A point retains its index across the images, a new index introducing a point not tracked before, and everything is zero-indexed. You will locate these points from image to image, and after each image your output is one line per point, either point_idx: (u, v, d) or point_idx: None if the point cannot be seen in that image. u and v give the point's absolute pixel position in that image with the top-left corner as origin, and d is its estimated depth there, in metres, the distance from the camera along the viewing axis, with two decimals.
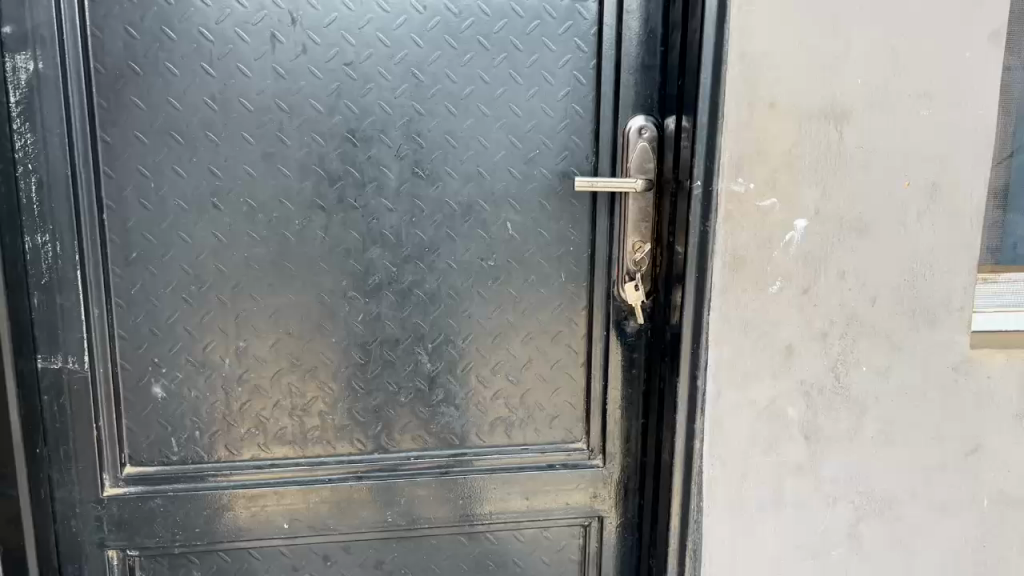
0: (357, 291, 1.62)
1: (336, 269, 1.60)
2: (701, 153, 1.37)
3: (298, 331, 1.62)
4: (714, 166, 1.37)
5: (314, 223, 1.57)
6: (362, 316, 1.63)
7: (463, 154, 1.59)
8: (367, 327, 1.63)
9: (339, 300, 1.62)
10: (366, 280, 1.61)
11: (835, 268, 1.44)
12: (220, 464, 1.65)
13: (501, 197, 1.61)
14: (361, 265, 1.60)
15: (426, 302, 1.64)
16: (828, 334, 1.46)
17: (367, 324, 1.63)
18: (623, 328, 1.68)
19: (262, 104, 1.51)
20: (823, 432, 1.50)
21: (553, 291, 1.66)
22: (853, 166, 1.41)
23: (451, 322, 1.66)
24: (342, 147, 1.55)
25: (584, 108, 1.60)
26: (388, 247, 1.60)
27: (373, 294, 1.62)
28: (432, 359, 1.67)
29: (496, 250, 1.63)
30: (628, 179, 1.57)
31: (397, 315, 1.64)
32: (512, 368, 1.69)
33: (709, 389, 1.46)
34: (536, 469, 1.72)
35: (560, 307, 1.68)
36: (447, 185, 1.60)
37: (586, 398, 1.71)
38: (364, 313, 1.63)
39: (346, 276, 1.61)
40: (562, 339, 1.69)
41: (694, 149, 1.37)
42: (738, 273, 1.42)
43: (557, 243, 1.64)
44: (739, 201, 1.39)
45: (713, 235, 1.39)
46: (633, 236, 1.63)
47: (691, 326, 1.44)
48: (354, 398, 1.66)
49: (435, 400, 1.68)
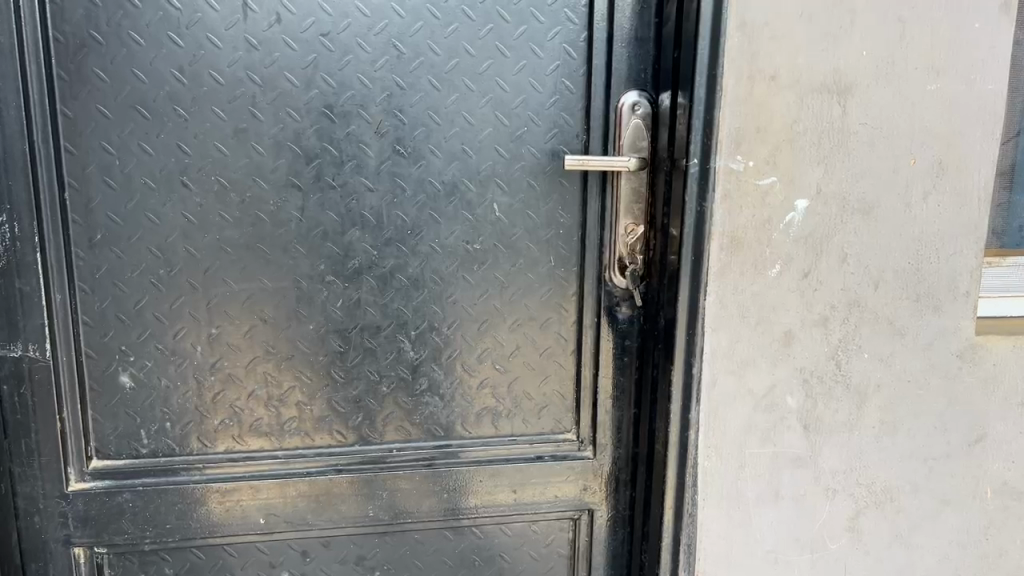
0: (337, 275, 1.54)
1: (314, 253, 1.52)
2: (698, 129, 1.30)
3: (274, 317, 1.54)
4: (712, 143, 1.30)
5: (290, 203, 1.49)
6: (342, 302, 1.55)
7: (448, 131, 1.51)
8: (347, 313, 1.56)
9: (317, 285, 1.54)
10: (346, 265, 1.54)
11: (836, 250, 1.38)
12: (193, 457, 1.57)
13: (487, 177, 1.54)
14: (340, 248, 1.53)
15: (408, 288, 1.57)
16: (829, 320, 1.40)
17: (347, 310, 1.56)
18: (615, 315, 1.61)
19: (234, 77, 1.43)
20: (823, 422, 1.44)
21: (541, 276, 1.59)
22: (856, 144, 1.34)
23: (435, 308, 1.58)
24: (319, 123, 1.47)
25: (575, 83, 1.52)
26: (368, 230, 1.53)
27: (352, 279, 1.55)
28: (415, 347, 1.59)
29: (482, 232, 1.56)
30: (621, 158, 1.50)
31: (379, 301, 1.56)
32: (499, 356, 1.62)
33: (705, 376, 1.39)
34: (524, 461, 1.65)
35: (549, 292, 1.60)
36: (431, 163, 1.52)
37: (576, 387, 1.64)
38: (344, 299, 1.55)
39: (325, 260, 1.53)
40: (551, 326, 1.62)
41: (692, 124, 1.30)
42: (736, 256, 1.36)
43: (546, 225, 1.57)
44: (738, 179, 1.33)
45: (710, 215, 1.33)
46: (626, 218, 1.56)
47: (686, 311, 1.37)
48: (334, 388, 1.59)
49: (419, 390, 1.61)
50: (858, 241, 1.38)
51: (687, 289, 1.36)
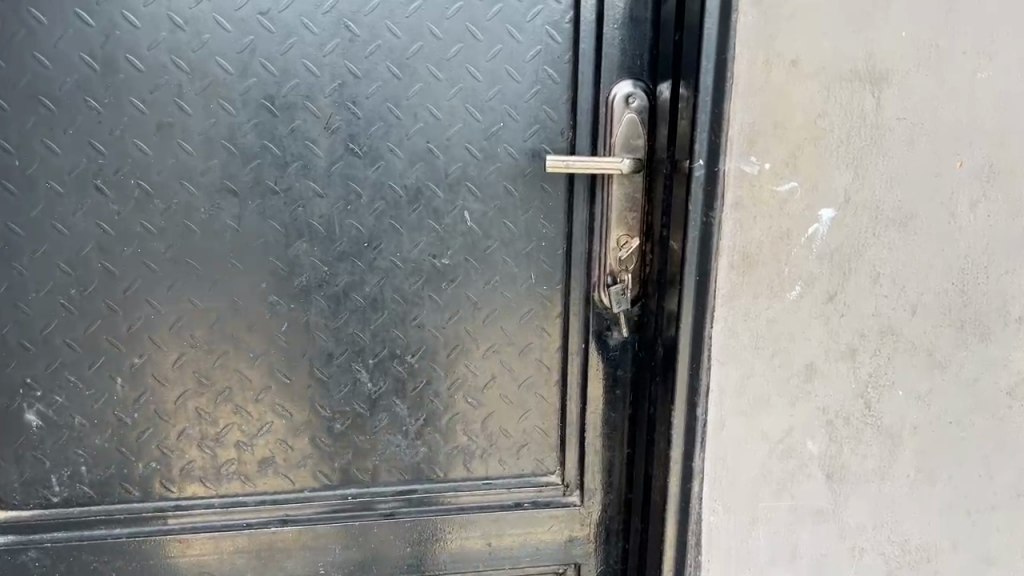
0: (281, 293, 1.32)
1: (254, 268, 1.31)
2: (704, 123, 1.08)
3: (208, 344, 1.32)
4: (720, 142, 1.08)
5: (224, 211, 1.28)
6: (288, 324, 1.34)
7: (410, 127, 1.29)
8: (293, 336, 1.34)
9: (259, 306, 1.32)
10: (292, 281, 1.32)
11: (868, 268, 1.16)
12: (112, 507, 1.35)
13: (457, 181, 1.32)
14: (285, 262, 1.31)
15: (365, 310, 1.35)
16: (857, 351, 1.19)
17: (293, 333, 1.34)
18: (605, 340, 1.39)
19: (155, 62, 1.21)
20: (849, 470, 1.23)
21: (520, 295, 1.38)
22: (892, 143, 1.14)
23: (397, 332, 1.37)
24: (259, 117, 1.25)
25: (558, 72, 1.30)
26: (317, 241, 1.31)
27: (299, 298, 1.33)
28: (373, 378, 1.38)
29: (451, 244, 1.34)
30: (613, 159, 1.28)
31: (330, 324, 1.35)
32: (471, 387, 1.40)
33: (711, 418, 1.18)
34: (499, 509, 1.43)
35: (529, 314, 1.39)
36: (390, 164, 1.30)
37: (561, 423, 1.43)
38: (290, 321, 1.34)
39: (268, 275, 1.31)
40: (531, 354, 1.40)
41: (696, 119, 1.08)
42: (748, 277, 1.14)
43: (525, 236, 1.35)
44: (751, 185, 1.11)
45: (718, 228, 1.11)
46: (619, 228, 1.34)
47: (690, 340, 1.16)
48: (279, 426, 1.37)
49: (378, 427, 1.39)
50: (894, 258, 1.17)
51: (692, 315, 1.14)
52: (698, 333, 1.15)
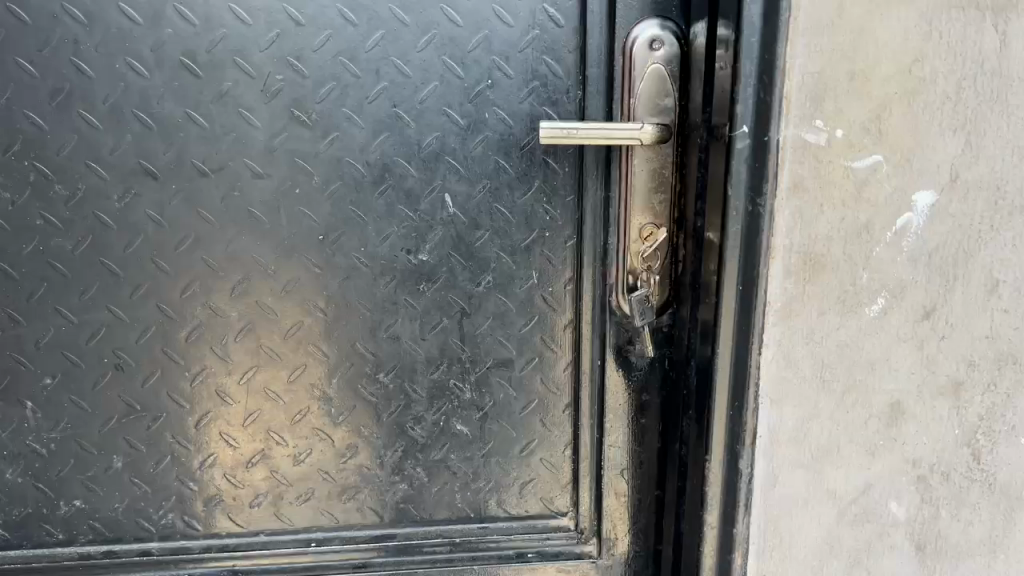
0: (220, 298, 1.07)
1: (186, 267, 1.06)
2: (751, 74, 0.77)
3: (133, 362, 1.08)
4: (772, 101, 0.77)
5: (143, 199, 1.03)
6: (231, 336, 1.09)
7: (371, 88, 1.01)
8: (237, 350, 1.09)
9: (193, 314, 1.07)
10: (233, 284, 1.06)
11: (981, 277, 0.85)
12: (32, 552, 1.14)
13: (434, 156, 1.04)
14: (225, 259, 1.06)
15: (324, 319, 1.08)
16: (963, 386, 0.88)
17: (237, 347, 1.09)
18: (624, 357, 1.09)
19: (45, 12, 0.96)
20: (947, 540, 0.93)
21: (517, 300, 1.09)
22: (1020, 99, 0.82)
23: (365, 347, 1.10)
24: (178, 79, 0.99)
25: (562, 12, 1.00)
26: (263, 234, 1.05)
27: (243, 304, 1.07)
28: (339, 403, 1.11)
29: (430, 237, 1.06)
30: (633, 125, 0.95)
31: (282, 337, 1.09)
32: (461, 413, 1.13)
33: (759, 471, 0.89)
34: (497, 560, 1.18)
35: (530, 323, 1.10)
36: (349, 136, 1.02)
37: (574, 455, 1.15)
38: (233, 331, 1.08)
39: (202, 276, 1.06)
40: (534, 372, 1.12)
41: (738, 67, 0.77)
42: (810, 286, 0.84)
43: (524, 225, 1.07)
44: (815, 160, 0.80)
45: (769, 220, 0.80)
46: (641, 214, 1.03)
47: (731, 371, 0.86)
48: (226, 460, 1.12)
49: (347, 461, 1.14)
50: (1016, 262, 0.86)
51: (731, 336, 0.84)
52: (741, 360, 0.85)
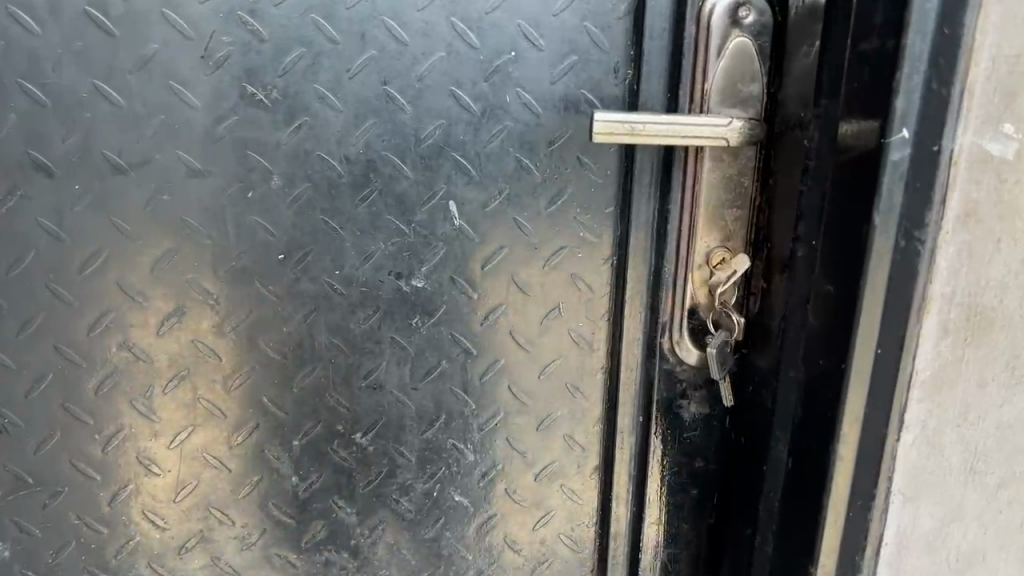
0: (142, 338, 0.80)
1: (95, 297, 0.79)
2: (919, 56, 0.55)
3: (20, 422, 0.81)
4: (952, 94, 0.56)
5: (33, 203, 0.76)
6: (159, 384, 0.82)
7: (354, 57, 0.75)
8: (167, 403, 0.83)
9: (104, 357, 0.80)
10: (160, 318, 0.80)
11: None
12: None
13: (435, 151, 0.78)
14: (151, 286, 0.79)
15: (284, 364, 0.82)
16: None
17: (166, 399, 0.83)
18: (676, 413, 0.85)
19: None
20: None
21: (537, 338, 0.85)
22: None
23: (337, 400, 0.84)
24: (82, 38, 0.72)
25: None
26: (202, 252, 0.78)
27: (174, 345, 0.80)
28: (302, 471, 0.86)
29: (428, 257, 0.81)
30: (719, 120, 0.70)
31: (227, 387, 0.82)
32: (461, 481, 0.88)
33: None
34: None
35: (553, 368, 0.86)
36: (321, 122, 0.76)
37: (602, 530, 0.91)
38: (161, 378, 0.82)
39: (118, 309, 0.79)
40: (555, 429, 0.88)
41: (901, 45, 0.55)
42: (975, 348, 0.63)
43: (549, 242, 0.82)
44: (997, 184, 0.60)
45: (930, 258, 0.59)
46: (709, 234, 0.78)
47: (856, 456, 0.63)
48: (150, 545, 0.86)
49: (312, 543, 0.88)
50: None
51: (862, 412, 0.62)
52: (873, 443, 0.63)
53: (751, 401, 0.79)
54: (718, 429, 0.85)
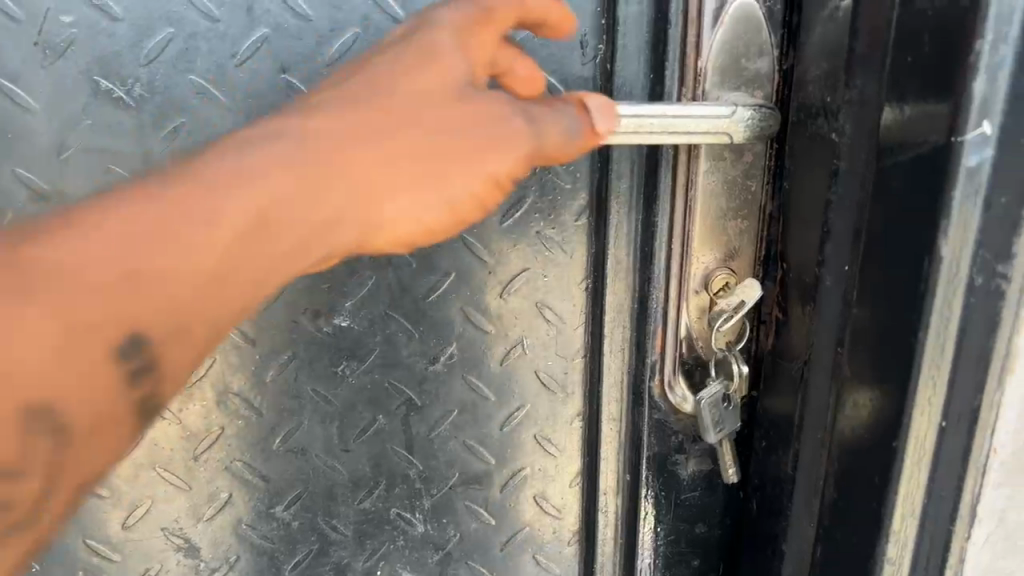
0: (70, 250, 0.40)
1: (219, 164, 0.44)
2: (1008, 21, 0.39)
3: None
4: None
5: None
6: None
7: (239, 39, 0.58)
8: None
9: (201, 277, 0.43)
10: (223, 177, 0.44)
11: None
12: None
13: None
14: (454, 136, 0.50)
15: (178, 428, 0.66)
16: None
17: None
18: (671, 472, 0.68)
19: None
20: None
21: (497, 384, 0.69)
22: None
23: (251, 467, 0.68)
24: None
25: None
26: (375, 92, 0.49)
27: (112, 264, 0.40)
28: (213, 551, 0.70)
29: (354, 289, 0.64)
30: (715, 110, 0.55)
31: (167, 393, 0.46)
32: (410, 556, 0.72)
33: None
34: None
35: (519, 418, 0.70)
36: (435, 19, 0.51)
37: None
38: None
39: (274, 176, 0.45)
40: (524, 491, 0.72)
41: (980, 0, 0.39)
42: None
43: (507, 266, 0.65)
44: None
45: (1019, 298, 0.43)
46: (704, 250, 0.62)
47: (903, 550, 0.49)
48: None
49: None
50: None
51: (919, 499, 0.48)
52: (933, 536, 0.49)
53: (766, 462, 0.63)
54: (726, 487, 0.69)
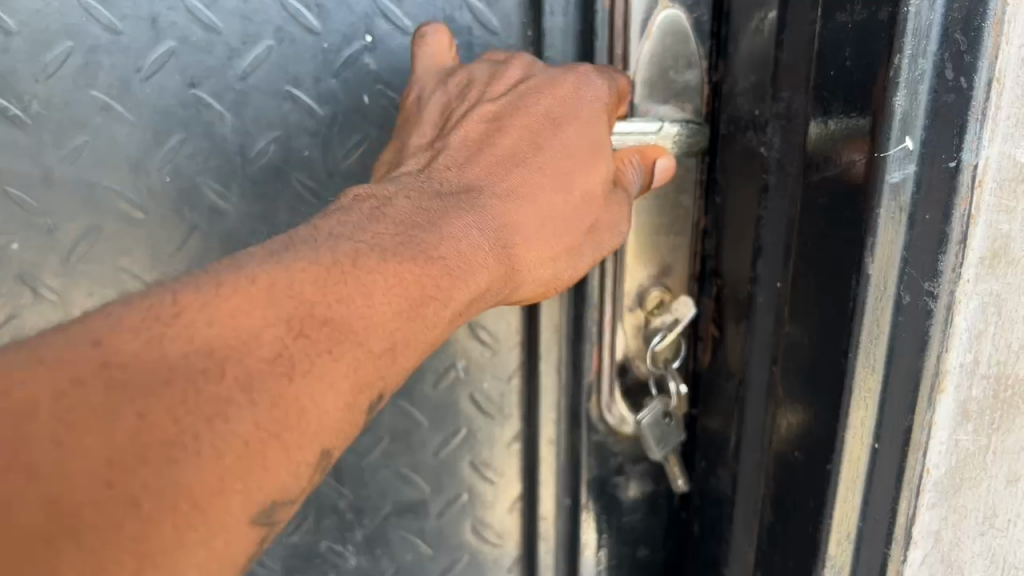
0: (309, 259, 0.38)
1: (438, 238, 0.44)
2: (924, 31, 0.38)
3: None
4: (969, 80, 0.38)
5: None
6: (186, 418, 0.31)
7: (144, 53, 0.55)
8: (113, 545, 0.28)
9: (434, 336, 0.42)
10: (409, 269, 0.41)
11: None
12: None
13: (271, 174, 0.57)
14: (588, 209, 0.50)
15: None
16: None
17: (182, 494, 0.30)
18: (611, 495, 0.66)
19: None
20: None
21: (430, 408, 0.66)
22: None
23: None
24: None
25: None
26: (533, 159, 0.50)
27: (304, 300, 0.36)
28: None
29: None
30: (650, 123, 0.54)
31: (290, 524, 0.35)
32: None
33: None
34: None
35: (455, 443, 0.67)
36: (530, 102, 0.51)
37: None
38: (230, 441, 0.31)
39: (478, 251, 0.45)
40: (462, 518, 0.69)
41: (898, 12, 0.38)
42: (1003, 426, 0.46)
43: None
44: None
45: (946, 315, 0.41)
46: (637, 268, 0.60)
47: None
48: None
49: None
50: None
51: (854, 523, 0.46)
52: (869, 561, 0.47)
53: (706, 484, 0.61)
54: (666, 509, 0.67)
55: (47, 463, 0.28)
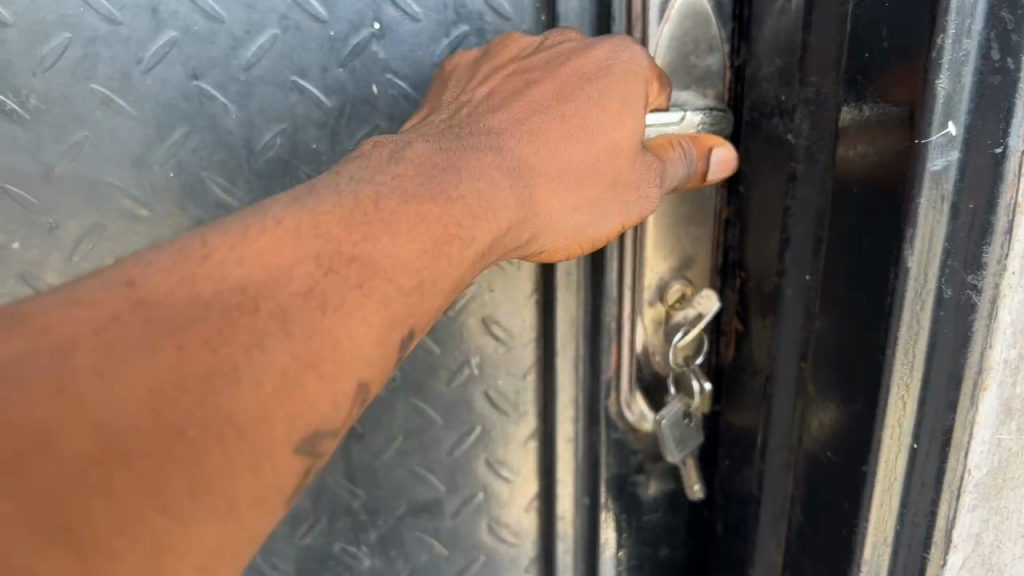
0: (332, 203, 0.37)
1: (459, 178, 0.43)
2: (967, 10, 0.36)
3: None
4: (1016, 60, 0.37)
5: None
6: (224, 348, 0.30)
7: (144, 44, 0.53)
8: (148, 495, 0.27)
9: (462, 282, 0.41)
10: (435, 208, 0.40)
11: None
12: None
13: (278, 168, 0.56)
14: (613, 162, 0.48)
15: None
16: None
17: (225, 422, 0.29)
18: (631, 494, 0.64)
19: None
20: None
21: (445, 406, 0.64)
22: None
23: None
24: None
25: None
26: (557, 110, 0.48)
27: (330, 239, 0.35)
28: None
29: None
30: (671, 112, 0.51)
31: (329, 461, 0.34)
32: None
33: None
34: None
35: (470, 442, 0.65)
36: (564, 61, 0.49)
37: None
38: (267, 372, 0.31)
39: (500, 190, 0.44)
40: (478, 517, 0.68)
41: None
42: None
43: None
44: None
45: (989, 309, 0.40)
46: (657, 261, 0.58)
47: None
48: None
49: None
50: None
51: (891, 525, 0.44)
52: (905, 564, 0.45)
53: (730, 483, 0.59)
54: (688, 508, 0.66)
55: (91, 393, 0.27)
